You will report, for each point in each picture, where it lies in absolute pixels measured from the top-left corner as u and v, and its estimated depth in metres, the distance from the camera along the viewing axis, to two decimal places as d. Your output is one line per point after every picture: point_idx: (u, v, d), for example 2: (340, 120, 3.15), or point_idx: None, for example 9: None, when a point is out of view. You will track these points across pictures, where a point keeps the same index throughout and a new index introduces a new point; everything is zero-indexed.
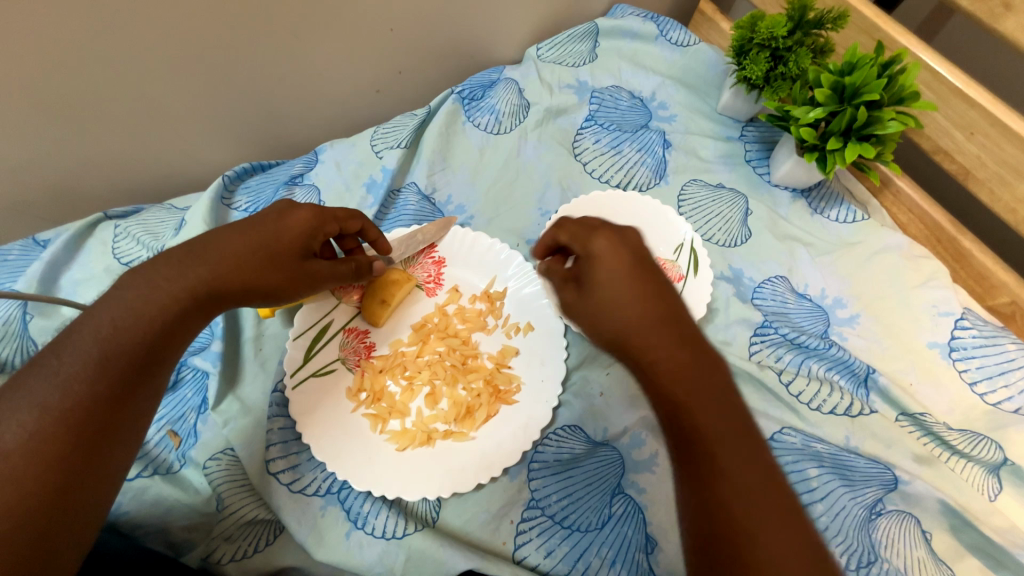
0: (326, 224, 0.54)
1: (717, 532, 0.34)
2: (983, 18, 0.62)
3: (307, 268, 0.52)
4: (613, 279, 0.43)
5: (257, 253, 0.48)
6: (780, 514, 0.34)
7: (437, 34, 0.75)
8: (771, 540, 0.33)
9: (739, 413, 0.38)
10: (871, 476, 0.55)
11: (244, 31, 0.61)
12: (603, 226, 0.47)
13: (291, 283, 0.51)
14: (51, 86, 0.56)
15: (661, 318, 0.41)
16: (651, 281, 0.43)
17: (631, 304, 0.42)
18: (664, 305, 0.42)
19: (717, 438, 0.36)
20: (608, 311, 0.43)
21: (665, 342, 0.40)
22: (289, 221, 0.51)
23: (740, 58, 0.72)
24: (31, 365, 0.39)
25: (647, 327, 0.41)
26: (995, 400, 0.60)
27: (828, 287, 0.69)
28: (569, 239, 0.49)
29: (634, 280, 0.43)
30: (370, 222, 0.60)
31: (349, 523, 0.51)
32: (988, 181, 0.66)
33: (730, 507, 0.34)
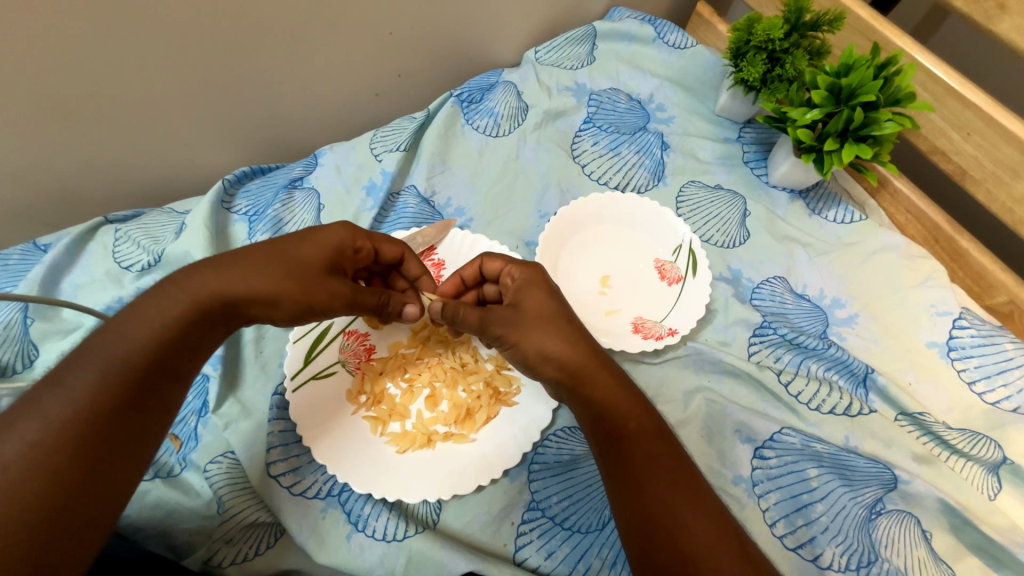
0: (358, 242, 0.54)
1: (656, 534, 0.40)
2: (978, 19, 0.62)
3: (327, 285, 0.50)
4: (543, 309, 0.51)
5: (280, 265, 0.48)
6: (700, 506, 0.41)
7: (434, 36, 0.75)
8: (696, 530, 0.40)
9: (656, 422, 0.46)
10: (871, 476, 0.55)
11: (242, 35, 0.61)
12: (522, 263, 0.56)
13: (304, 297, 0.49)
14: (50, 90, 0.56)
15: (581, 342, 0.49)
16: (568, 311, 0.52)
17: (566, 340, 0.49)
18: (581, 331, 0.50)
19: (640, 444, 0.44)
20: (547, 346, 0.49)
21: (591, 366, 0.48)
22: (315, 236, 0.51)
23: (738, 60, 0.73)
24: (44, 378, 0.40)
25: (580, 358, 0.48)
26: (994, 399, 0.60)
27: (826, 287, 0.69)
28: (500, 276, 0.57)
29: (558, 313, 0.51)
30: (411, 252, 0.59)
31: (349, 526, 0.51)
32: (985, 181, 0.66)
33: (652, 505, 0.41)
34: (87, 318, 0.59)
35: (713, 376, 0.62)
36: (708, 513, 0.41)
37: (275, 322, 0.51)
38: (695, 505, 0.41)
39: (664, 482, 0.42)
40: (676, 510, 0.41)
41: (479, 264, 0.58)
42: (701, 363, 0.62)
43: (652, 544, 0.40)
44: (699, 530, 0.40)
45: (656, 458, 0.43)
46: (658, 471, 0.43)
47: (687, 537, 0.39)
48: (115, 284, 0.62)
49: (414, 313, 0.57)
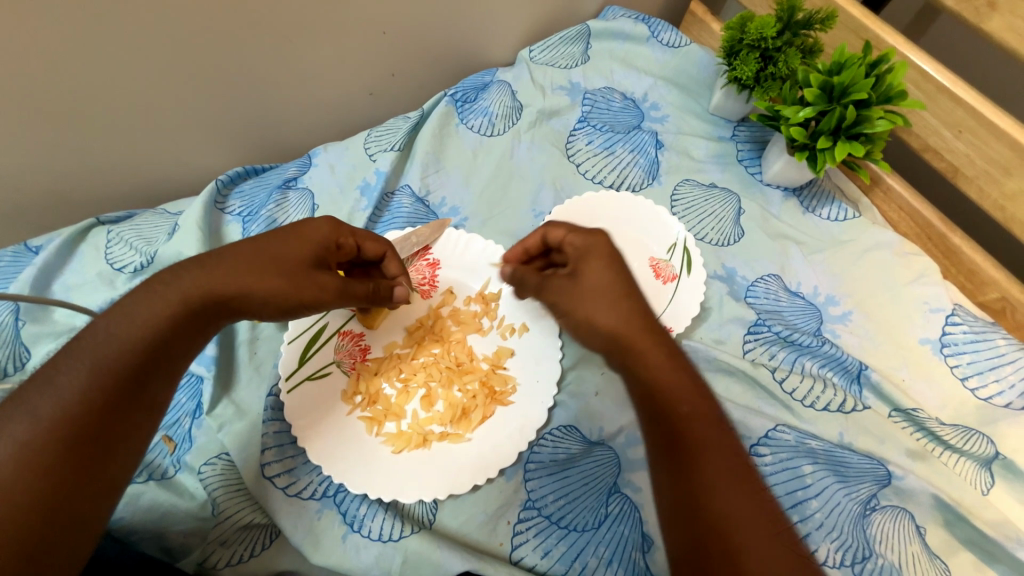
0: (343, 237, 0.53)
1: (700, 505, 0.40)
2: (969, 17, 0.62)
3: (313, 278, 0.50)
4: (601, 282, 0.53)
5: (263, 259, 0.48)
6: (744, 487, 0.40)
7: (428, 36, 0.75)
8: (739, 511, 0.39)
9: (705, 400, 0.46)
10: (865, 471, 0.56)
11: (234, 34, 0.61)
12: (595, 232, 0.57)
13: (290, 290, 0.48)
14: (40, 91, 0.55)
15: (637, 315, 0.51)
16: (626, 284, 0.53)
17: (620, 312, 0.51)
18: (636, 304, 0.52)
19: (690, 417, 0.44)
20: (598, 315, 0.51)
21: (641, 337, 0.49)
22: (300, 231, 0.51)
23: (731, 59, 0.73)
24: (35, 377, 0.39)
25: (630, 331, 0.50)
26: (986, 394, 0.61)
27: (820, 284, 0.70)
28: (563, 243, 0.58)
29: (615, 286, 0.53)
30: (393, 250, 0.58)
31: (345, 527, 0.51)
32: (977, 178, 0.66)
33: (700, 476, 0.41)
34: (80, 319, 0.59)
35: (708, 374, 0.62)
36: (756, 493, 0.40)
37: (262, 319, 0.50)
38: (736, 484, 0.41)
39: (707, 458, 0.42)
40: (711, 488, 0.40)
41: (543, 235, 0.60)
42: (696, 360, 0.63)
43: (698, 511, 0.40)
44: (734, 509, 0.39)
45: (699, 435, 0.43)
46: (701, 443, 0.43)
47: (721, 516, 0.39)
48: (108, 285, 0.62)
49: (404, 294, 0.57)
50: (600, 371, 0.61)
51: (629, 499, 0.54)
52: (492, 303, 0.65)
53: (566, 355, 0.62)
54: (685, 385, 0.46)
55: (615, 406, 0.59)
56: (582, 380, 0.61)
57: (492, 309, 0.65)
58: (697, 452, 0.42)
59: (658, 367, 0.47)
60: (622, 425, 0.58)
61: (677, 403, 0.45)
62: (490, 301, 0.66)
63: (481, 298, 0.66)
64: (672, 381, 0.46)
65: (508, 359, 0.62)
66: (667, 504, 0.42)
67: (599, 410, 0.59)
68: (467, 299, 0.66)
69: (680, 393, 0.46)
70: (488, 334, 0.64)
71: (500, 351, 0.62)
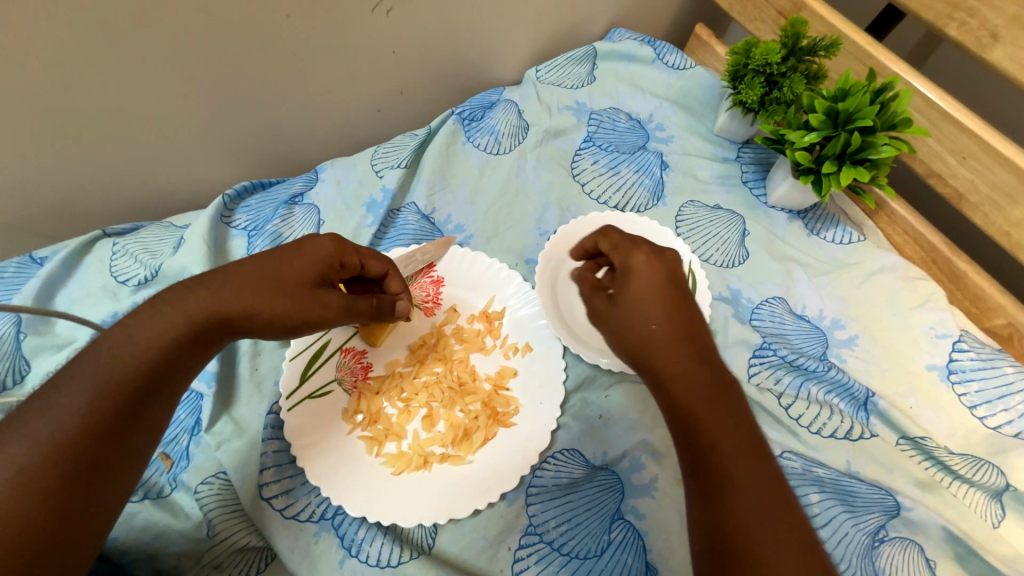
0: (347, 256, 0.53)
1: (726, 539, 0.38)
2: (971, 47, 0.63)
3: (317, 299, 0.49)
4: (643, 292, 0.50)
5: (268, 279, 0.47)
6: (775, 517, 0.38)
7: (436, 55, 0.76)
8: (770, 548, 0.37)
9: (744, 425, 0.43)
10: (873, 501, 0.54)
11: (243, 52, 0.62)
12: (640, 243, 0.54)
13: (294, 311, 0.48)
14: (50, 104, 0.56)
15: (682, 341, 0.47)
16: (675, 296, 0.50)
17: (670, 339, 0.47)
18: (681, 318, 0.49)
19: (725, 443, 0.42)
20: (643, 325, 0.49)
21: (679, 350, 0.47)
22: (304, 249, 0.51)
23: (736, 82, 0.74)
24: (32, 399, 0.39)
25: (678, 362, 0.46)
26: (995, 423, 0.60)
27: (826, 307, 0.69)
28: (611, 248, 0.55)
29: (668, 310, 0.48)
30: (396, 268, 0.58)
31: (343, 550, 0.50)
32: (982, 205, 0.66)
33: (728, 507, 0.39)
34: (82, 332, 0.59)
35: None
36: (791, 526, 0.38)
37: (264, 339, 0.50)
38: (773, 526, 0.38)
39: (744, 502, 0.39)
40: (749, 536, 0.38)
41: (598, 238, 0.57)
42: None
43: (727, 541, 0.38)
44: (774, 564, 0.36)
45: (739, 478, 0.40)
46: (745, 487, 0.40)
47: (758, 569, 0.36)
48: (111, 298, 0.62)
49: (405, 309, 0.58)
50: (604, 394, 0.61)
51: (633, 527, 0.52)
52: (496, 321, 0.65)
53: (570, 377, 0.62)
54: (727, 415, 0.43)
55: (619, 430, 0.58)
56: (586, 403, 0.60)
57: (496, 328, 0.65)
58: (733, 491, 0.39)
59: (704, 399, 0.44)
60: (626, 449, 0.57)
61: (722, 441, 0.42)
62: (494, 319, 0.65)
63: (485, 316, 0.65)
64: (719, 415, 0.43)
65: (511, 379, 0.61)
66: (698, 542, 0.40)
67: (602, 433, 0.58)
68: (471, 317, 0.66)
69: (719, 429, 0.42)
70: (491, 353, 0.63)
71: (503, 371, 0.61)
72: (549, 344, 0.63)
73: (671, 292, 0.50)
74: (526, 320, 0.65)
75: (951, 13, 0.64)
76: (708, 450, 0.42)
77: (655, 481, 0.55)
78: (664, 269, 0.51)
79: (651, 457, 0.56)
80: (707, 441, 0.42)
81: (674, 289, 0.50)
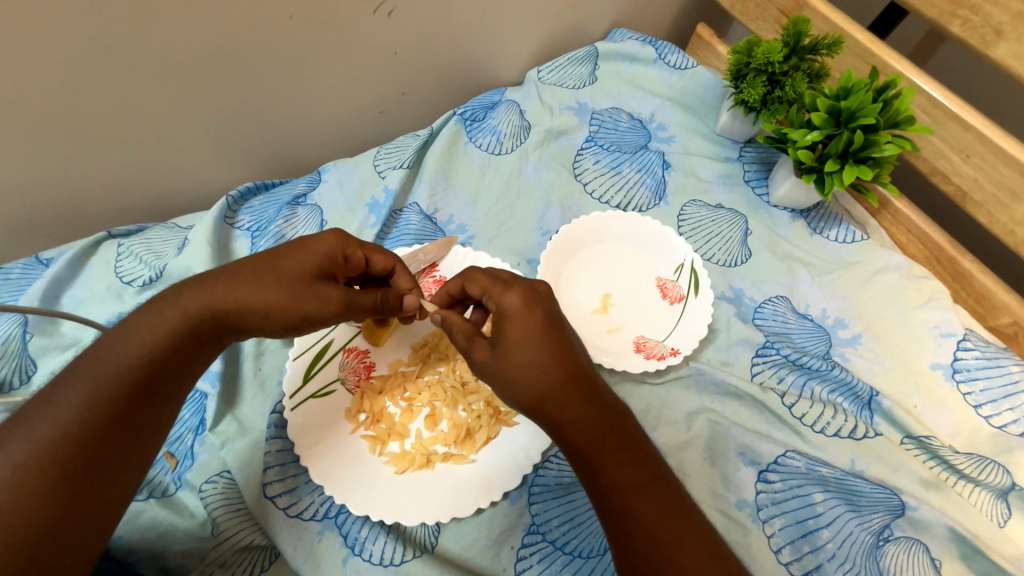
0: (349, 250, 0.53)
1: None
2: (975, 44, 0.63)
3: (316, 292, 0.49)
4: (530, 340, 0.45)
5: (266, 275, 0.47)
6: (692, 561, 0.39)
7: (438, 56, 0.77)
8: None
9: (646, 466, 0.43)
10: (878, 501, 0.54)
11: (247, 54, 0.62)
12: (514, 280, 0.50)
13: (292, 305, 0.48)
14: (57, 106, 0.57)
15: (574, 384, 0.44)
16: (560, 339, 0.46)
17: (559, 387, 0.44)
18: (572, 365, 0.45)
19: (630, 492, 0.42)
20: (537, 379, 0.44)
21: (575, 401, 0.44)
22: (305, 245, 0.51)
23: (738, 82, 0.74)
24: (37, 397, 0.39)
25: (571, 410, 0.44)
26: (1000, 422, 0.59)
27: (829, 307, 0.69)
28: (480, 289, 0.51)
29: (553, 354, 0.45)
30: (403, 264, 0.58)
31: (346, 549, 0.50)
32: (986, 203, 0.66)
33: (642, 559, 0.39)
34: (87, 332, 0.59)
35: (717, 398, 0.61)
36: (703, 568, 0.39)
37: (265, 335, 0.50)
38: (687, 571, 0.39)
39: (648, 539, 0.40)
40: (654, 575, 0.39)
41: (463, 282, 0.53)
42: (703, 383, 0.62)
43: None
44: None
45: (642, 515, 0.41)
46: (645, 525, 0.40)
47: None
48: (116, 298, 0.62)
49: (412, 302, 0.56)
50: None
51: None
52: None
53: None
54: (630, 463, 0.43)
55: None
56: None
57: None
58: (644, 542, 0.40)
59: (598, 444, 0.43)
60: None
61: (619, 480, 0.42)
62: None
63: None
64: (612, 456, 0.43)
65: None
66: None
67: None
68: None
69: (617, 468, 0.42)
70: None
71: None
72: None
73: (550, 330, 0.46)
74: None
75: (954, 11, 0.63)
76: (608, 493, 0.42)
77: None
78: (530, 306, 0.47)
79: None
80: (607, 482, 0.42)
81: (547, 328, 0.46)
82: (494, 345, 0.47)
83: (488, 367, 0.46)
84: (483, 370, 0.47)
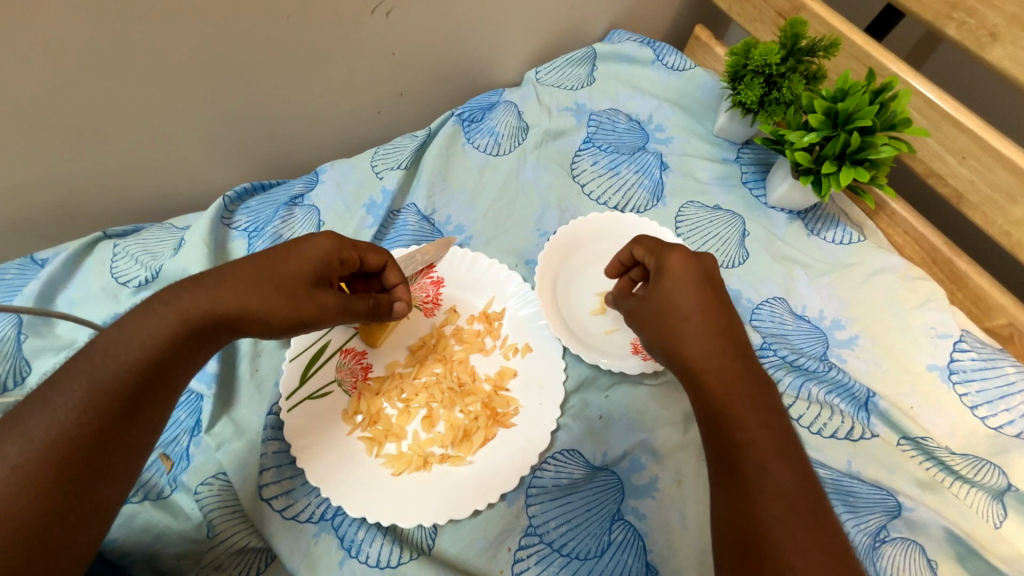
0: (345, 253, 0.53)
1: (749, 524, 0.40)
2: (971, 46, 0.63)
3: (313, 298, 0.49)
4: (682, 289, 0.53)
5: (265, 278, 0.48)
6: (805, 514, 0.40)
7: (436, 57, 0.77)
8: (794, 539, 0.38)
9: (780, 427, 0.45)
10: (875, 502, 0.54)
11: (243, 54, 0.62)
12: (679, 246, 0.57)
13: (291, 311, 0.48)
14: (51, 107, 0.56)
15: (718, 334, 0.51)
16: (714, 298, 0.53)
17: (705, 335, 0.50)
18: (718, 320, 0.52)
19: (756, 439, 0.44)
20: (681, 318, 0.52)
21: (715, 348, 0.50)
22: (301, 246, 0.51)
23: (736, 83, 0.74)
24: (29, 399, 0.39)
25: (713, 357, 0.49)
26: (997, 423, 0.60)
27: (826, 308, 0.69)
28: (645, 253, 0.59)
29: (704, 308, 0.52)
30: (394, 261, 0.58)
31: (342, 552, 0.50)
32: (982, 204, 0.66)
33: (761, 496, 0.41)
34: (83, 334, 0.59)
35: None
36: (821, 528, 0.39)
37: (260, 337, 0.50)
38: (803, 522, 0.39)
39: (776, 499, 0.41)
40: (779, 534, 0.39)
41: (632, 249, 0.60)
42: None
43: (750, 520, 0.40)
44: (793, 557, 0.38)
45: (773, 476, 0.42)
46: (776, 487, 0.41)
47: (775, 559, 0.38)
48: (112, 299, 0.62)
49: (402, 310, 0.57)
50: (604, 394, 0.61)
51: (633, 527, 0.52)
52: (495, 322, 0.65)
53: (570, 377, 0.62)
54: (766, 420, 0.45)
55: (619, 430, 0.58)
56: (586, 404, 0.60)
57: (496, 329, 0.65)
58: (760, 482, 0.42)
59: (739, 396, 0.47)
60: (626, 450, 0.57)
61: (752, 429, 0.45)
62: (494, 320, 0.65)
63: (485, 317, 0.65)
64: (752, 413, 0.46)
65: (510, 380, 0.61)
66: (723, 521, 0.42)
67: (602, 434, 0.58)
68: (470, 318, 0.66)
69: (753, 426, 0.45)
70: (491, 354, 0.63)
71: (503, 371, 0.61)
72: (549, 344, 0.63)
73: (711, 291, 0.53)
74: (526, 321, 0.65)
75: (950, 13, 0.64)
76: (742, 445, 0.44)
77: (655, 481, 0.55)
78: (701, 269, 0.55)
79: (651, 458, 0.56)
80: (743, 438, 0.44)
81: (711, 288, 0.53)
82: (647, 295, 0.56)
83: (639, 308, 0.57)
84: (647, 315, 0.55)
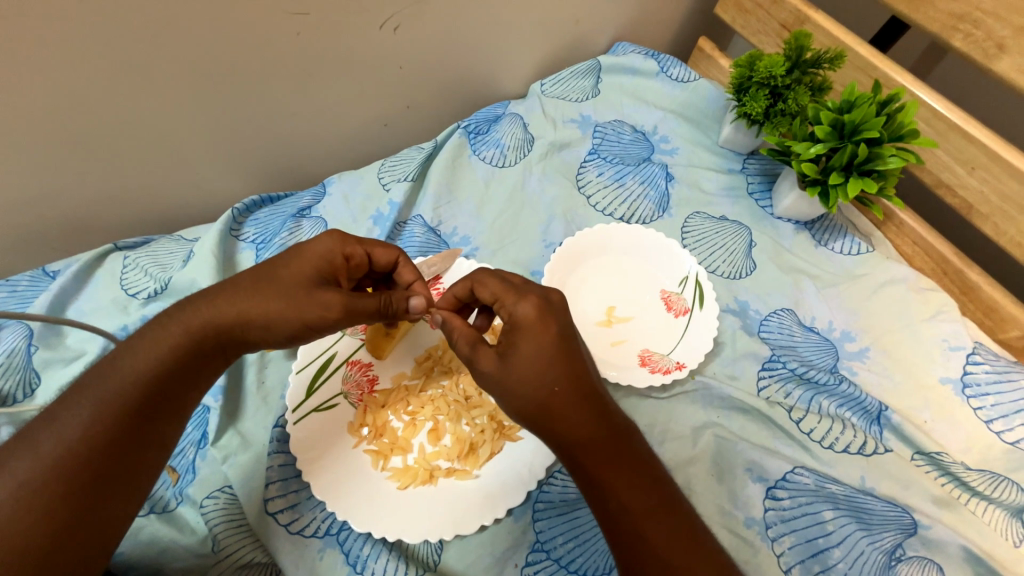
0: (348, 249, 0.52)
1: None
2: (978, 58, 0.63)
3: (315, 296, 0.47)
4: (541, 350, 0.43)
5: (261, 285, 0.47)
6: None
7: (442, 70, 0.78)
8: None
9: (655, 482, 0.43)
10: (890, 519, 0.53)
11: (253, 68, 0.63)
12: (522, 288, 0.47)
13: (293, 313, 0.46)
14: (66, 121, 0.57)
15: (586, 401, 0.43)
16: (567, 353, 0.44)
17: (576, 406, 0.42)
18: (572, 382, 0.43)
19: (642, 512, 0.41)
20: (541, 390, 0.42)
21: (589, 418, 0.42)
22: (303, 250, 0.50)
23: (741, 95, 0.74)
24: (41, 414, 0.39)
25: (592, 430, 0.42)
26: (1013, 438, 0.58)
27: (835, 319, 0.68)
28: (491, 295, 0.49)
29: (572, 376, 0.43)
30: (406, 257, 0.57)
31: (348, 567, 0.50)
32: (992, 215, 0.66)
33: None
34: (92, 345, 0.59)
35: (722, 412, 0.60)
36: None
37: (267, 347, 0.49)
38: None
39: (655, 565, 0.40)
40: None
41: (470, 285, 0.51)
42: (709, 398, 0.61)
43: None
44: None
45: (650, 543, 0.41)
46: (655, 551, 0.40)
47: None
48: (122, 311, 0.63)
49: (420, 305, 0.54)
50: None
51: None
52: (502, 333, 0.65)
53: None
54: (640, 482, 0.42)
55: None
56: None
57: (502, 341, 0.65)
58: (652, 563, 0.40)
59: (621, 468, 0.42)
60: None
61: (631, 504, 0.41)
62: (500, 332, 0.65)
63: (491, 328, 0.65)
64: (629, 480, 0.42)
65: None
66: None
67: None
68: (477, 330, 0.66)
69: (631, 497, 0.42)
70: None
71: None
72: None
73: (562, 344, 0.44)
74: None
75: (956, 25, 0.64)
76: (617, 513, 0.42)
77: None
78: (558, 313, 0.45)
79: None
80: (616, 506, 0.42)
81: (556, 338, 0.44)
82: (503, 354, 0.45)
83: (494, 375, 0.45)
84: (487, 378, 0.45)
